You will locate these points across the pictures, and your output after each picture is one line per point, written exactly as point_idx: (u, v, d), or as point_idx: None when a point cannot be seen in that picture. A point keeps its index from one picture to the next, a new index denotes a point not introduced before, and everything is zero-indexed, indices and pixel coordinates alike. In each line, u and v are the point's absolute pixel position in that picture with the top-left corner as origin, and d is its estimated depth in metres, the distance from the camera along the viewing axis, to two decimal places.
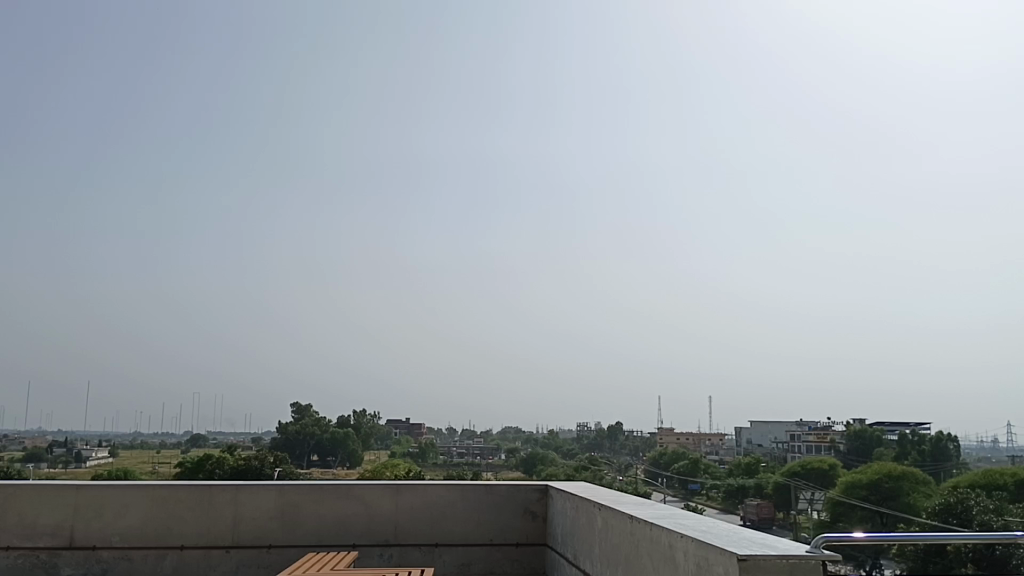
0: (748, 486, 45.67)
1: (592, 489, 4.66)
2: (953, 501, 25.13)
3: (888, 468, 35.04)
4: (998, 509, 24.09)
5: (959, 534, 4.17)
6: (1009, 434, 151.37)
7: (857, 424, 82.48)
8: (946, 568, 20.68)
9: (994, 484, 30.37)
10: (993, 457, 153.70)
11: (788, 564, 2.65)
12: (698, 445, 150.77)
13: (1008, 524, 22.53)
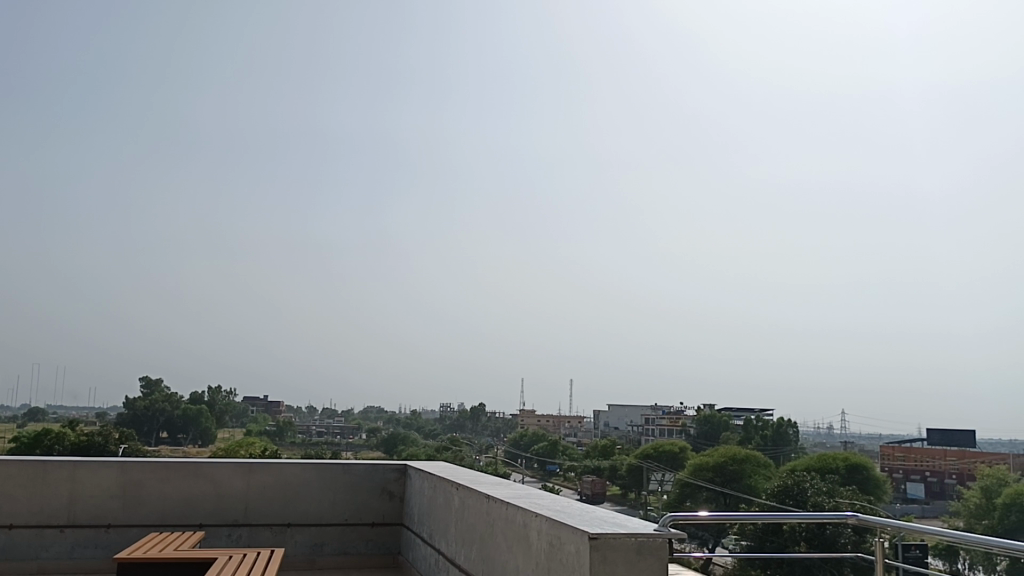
0: (603, 467, 46.87)
1: (450, 469, 4.68)
2: (791, 483, 26.67)
3: (733, 452, 36.73)
4: (830, 492, 25.75)
5: (793, 515, 4.45)
6: (842, 421, 152.64)
7: (707, 409, 85.76)
8: (781, 546, 22.01)
9: (826, 468, 32.45)
10: (828, 443, 153.82)
11: (635, 542, 2.75)
12: (558, 426, 153.12)
13: (837, 505, 24.23)
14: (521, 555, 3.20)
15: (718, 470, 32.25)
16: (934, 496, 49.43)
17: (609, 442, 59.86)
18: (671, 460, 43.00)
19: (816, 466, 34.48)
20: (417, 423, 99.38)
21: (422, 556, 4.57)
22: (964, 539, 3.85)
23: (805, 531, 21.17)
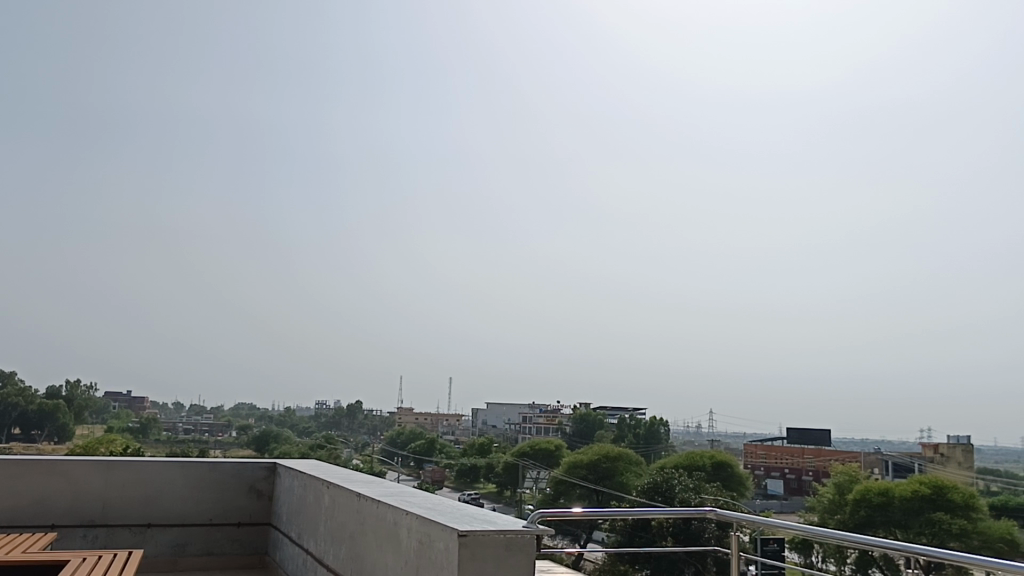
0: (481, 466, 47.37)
1: (321, 467, 4.62)
2: (660, 480, 27.69)
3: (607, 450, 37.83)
4: (696, 488, 26.92)
5: (658, 509, 4.58)
6: (710, 420, 152.59)
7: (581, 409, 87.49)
8: (650, 541, 22.87)
9: (694, 465, 33.86)
10: (696, 442, 153.59)
11: (502, 539, 2.81)
12: (435, 425, 153.52)
13: (703, 501, 25.38)
14: (389, 555, 3.19)
15: (592, 468, 33.05)
16: (792, 493, 52.32)
17: (485, 440, 60.66)
18: (547, 458, 43.98)
19: (683, 463, 35.93)
20: (291, 421, 98.23)
21: (290, 555, 4.50)
22: (814, 532, 4.08)
23: (671, 526, 22.00)
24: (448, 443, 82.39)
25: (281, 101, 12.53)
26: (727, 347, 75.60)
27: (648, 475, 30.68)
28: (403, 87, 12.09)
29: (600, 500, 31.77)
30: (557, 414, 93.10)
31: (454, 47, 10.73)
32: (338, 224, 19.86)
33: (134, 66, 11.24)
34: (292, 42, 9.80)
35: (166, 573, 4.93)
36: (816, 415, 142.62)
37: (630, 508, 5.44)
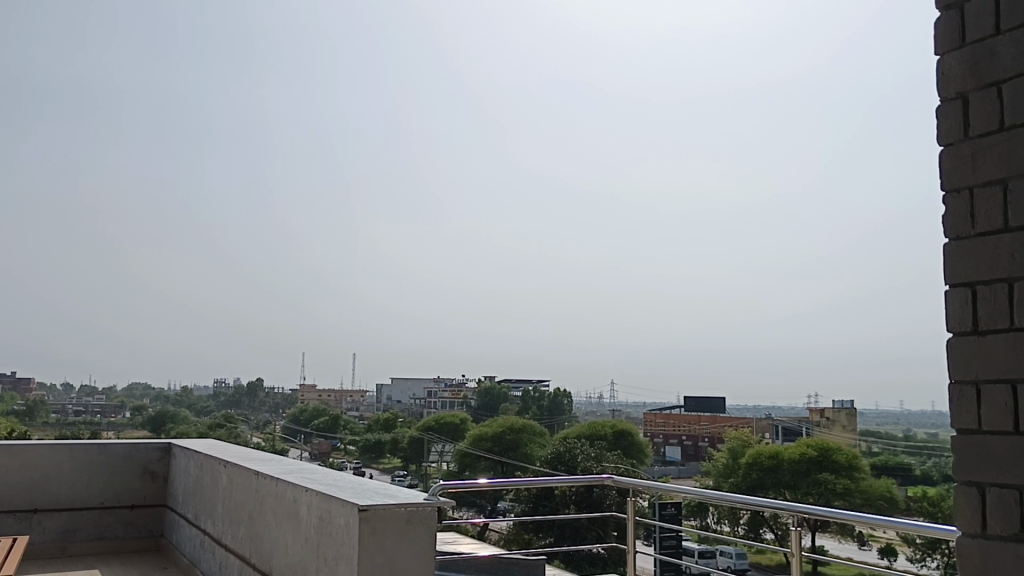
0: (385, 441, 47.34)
1: (217, 446, 4.52)
2: (563, 450, 28.36)
3: (511, 422, 38.46)
4: (598, 457, 27.65)
5: (557, 478, 4.65)
6: (612, 389, 152.76)
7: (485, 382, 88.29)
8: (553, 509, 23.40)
9: (596, 434, 34.81)
10: (598, 413, 153.66)
11: (402, 513, 2.82)
12: (338, 401, 153.13)
13: (604, 469, 26.15)
14: (289, 533, 3.16)
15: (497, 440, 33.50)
16: (688, 458, 54.27)
17: (388, 415, 60.90)
18: (452, 431, 44.37)
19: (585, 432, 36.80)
20: (189, 399, 96.33)
21: (186, 537, 4.42)
22: (705, 495, 4.24)
23: (573, 494, 22.58)
24: (351, 420, 82.43)
25: (197, 67, 12.47)
26: (627, 319, 77.39)
27: (551, 445, 31.31)
28: (329, 57, 12.24)
29: (503, 472, 32.25)
30: (461, 387, 94.16)
31: (374, 25, 10.95)
32: (267, 191, 19.96)
33: (43, 40, 11.19)
34: (208, 18, 9.90)
35: (54, 560, 4.79)
36: (711, 383, 147.45)
37: (529, 480, 5.50)
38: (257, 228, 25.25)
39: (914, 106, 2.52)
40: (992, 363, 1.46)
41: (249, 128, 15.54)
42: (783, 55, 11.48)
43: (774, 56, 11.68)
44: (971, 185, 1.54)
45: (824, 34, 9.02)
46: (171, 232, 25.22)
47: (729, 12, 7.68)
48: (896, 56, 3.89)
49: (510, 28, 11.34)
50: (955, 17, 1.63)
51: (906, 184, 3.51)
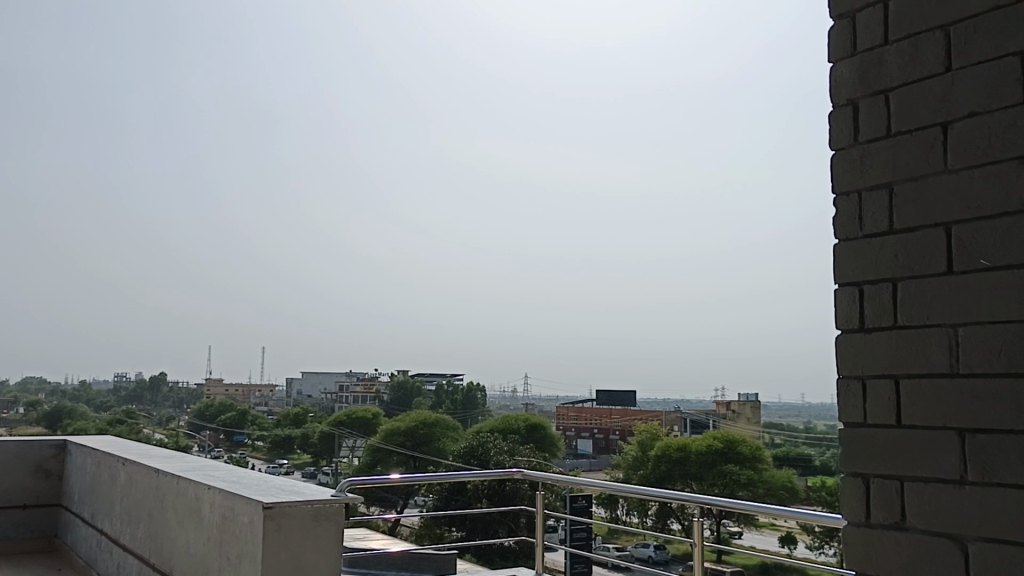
0: (294, 437, 46.62)
1: (116, 443, 4.38)
2: (475, 444, 28.49)
3: (424, 415, 38.36)
4: (510, 450, 27.88)
5: (470, 474, 4.64)
6: (525, 383, 153.63)
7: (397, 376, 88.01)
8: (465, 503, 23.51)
9: (508, 428, 35.08)
10: (511, 406, 153.96)
11: (310, 509, 2.79)
12: (247, 395, 150.78)
13: (517, 463, 26.41)
14: (191, 531, 3.08)
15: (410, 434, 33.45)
16: (598, 451, 55.11)
17: (298, 410, 60.21)
18: (364, 426, 43.98)
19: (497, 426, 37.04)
20: (89, 393, 93.09)
21: (82, 538, 4.27)
22: (614, 487, 4.29)
23: (485, 488, 22.79)
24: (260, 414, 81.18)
25: (122, 56, 12.78)
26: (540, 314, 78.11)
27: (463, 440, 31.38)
28: (266, 56, 12.48)
29: (414, 466, 32.16)
30: (374, 380, 93.51)
31: (301, 34, 11.46)
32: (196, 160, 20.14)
33: None
34: (130, 11, 10.31)
35: None
36: (622, 377, 149.75)
37: (437, 475, 5.47)
38: (186, 203, 25.25)
39: (806, 116, 2.63)
40: (875, 361, 1.53)
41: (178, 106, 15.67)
42: (685, 61, 11.85)
43: (677, 63, 12.04)
44: (858, 188, 1.61)
45: (725, 43, 9.32)
46: (101, 212, 25.34)
47: (636, 18, 7.83)
48: (792, 69, 4.02)
49: (426, 31, 11.46)
50: (847, 27, 1.70)
51: (797, 186, 3.65)
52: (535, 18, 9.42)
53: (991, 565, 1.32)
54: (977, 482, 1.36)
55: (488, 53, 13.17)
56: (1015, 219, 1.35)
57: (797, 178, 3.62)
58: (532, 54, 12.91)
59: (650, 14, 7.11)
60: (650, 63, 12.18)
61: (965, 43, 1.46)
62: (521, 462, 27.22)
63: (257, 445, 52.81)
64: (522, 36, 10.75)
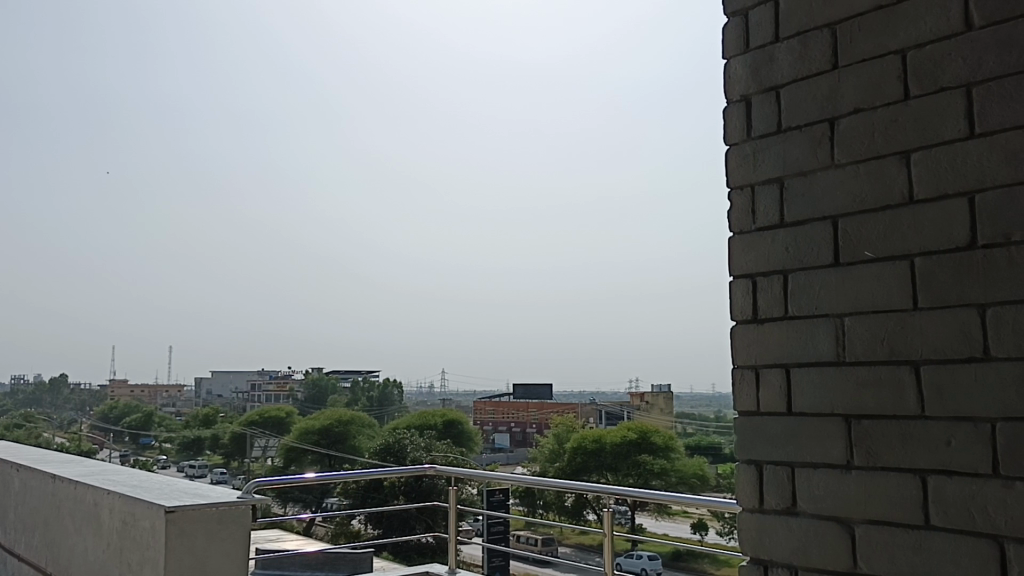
0: (204, 437, 45.41)
1: (9, 449, 4.18)
2: (391, 441, 28.32)
3: (338, 413, 37.92)
4: (426, 446, 27.88)
5: (382, 470, 4.61)
6: (441, 379, 153.40)
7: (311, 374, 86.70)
8: (382, 501, 23.25)
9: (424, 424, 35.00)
10: (427, 402, 153.68)
11: (214, 514, 2.74)
12: (154, 396, 146.26)
13: (433, 459, 26.45)
14: (89, 539, 2.97)
15: (324, 432, 33.10)
16: (517, 444, 55.52)
17: (211, 409, 59.00)
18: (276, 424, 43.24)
19: (412, 422, 36.87)
20: None
21: None
22: (529, 480, 4.31)
23: (402, 485, 22.66)
24: (169, 413, 78.92)
25: (30, 44, 12.24)
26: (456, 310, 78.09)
27: (379, 436, 31.14)
28: (182, 46, 12.18)
29: (330, 464, 31.75)
30: (287, 378, 91.75)
31: (222, 31, 11.24)
32: (107, 150, 19.59)
33: None
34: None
35: None
36: (539, 371, 150.90)
37: (350, 473, 5.39)
38: (92, 193, 24.32)
39: (698, 123, 2.72)
40: (764, 351, 1.58)
41: (90, 99, 15.18)
42: (596, 57, 12.16)
43: (590, 58, 12.42)
44: (753, 182, 1.64)
45: (636, 42, 9.61)
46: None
47: (552, 17, 7.99)
48: (695, 74, 4.15)
49: (342, 28, 11.43)
50: (739, 26, 1.73)
51: (700, 191, 3.75)
52: (451, 15, 9.52)
53: (875, 547, 1.37)
54: (861, 467, 1.41)
55: (398, 47, 13.16)
56: (900, 212, 1.39)
57: (697, 184, 3.72)
58: (446, 48, 12.98)
59: (563, 12, 7.23)
60: (562, 57, 12.43)
61: (848, 44, 1.51)
62: (437, 458, 27.18)
63: (166, 446, 51.27)
64: (438, 31, 10.82)
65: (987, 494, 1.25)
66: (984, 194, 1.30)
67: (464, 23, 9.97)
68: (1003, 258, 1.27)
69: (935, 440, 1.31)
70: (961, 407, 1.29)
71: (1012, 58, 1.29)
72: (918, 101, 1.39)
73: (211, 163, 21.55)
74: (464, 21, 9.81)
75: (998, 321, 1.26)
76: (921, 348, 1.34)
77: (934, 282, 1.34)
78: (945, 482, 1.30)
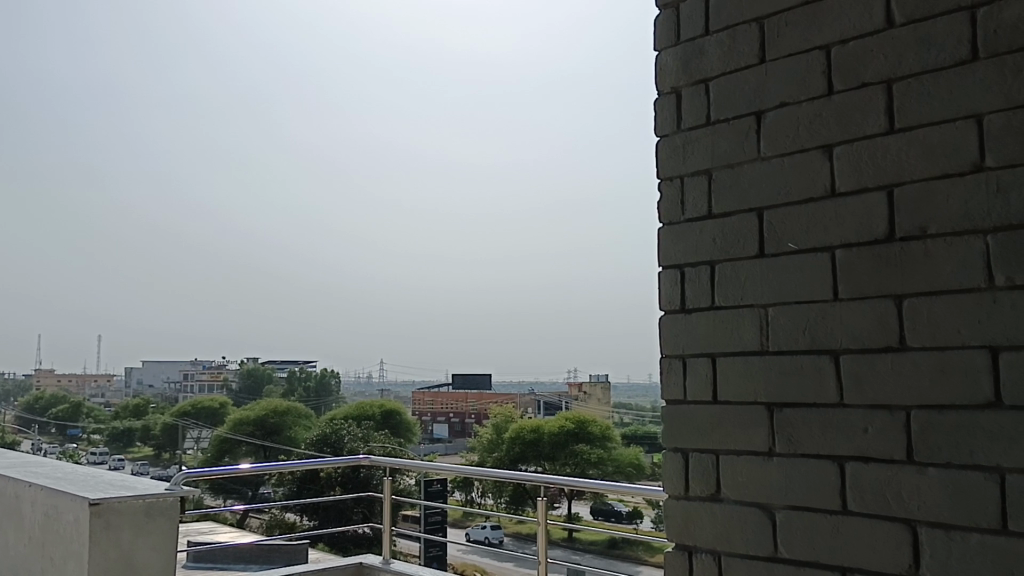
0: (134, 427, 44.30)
1: None
2: (328, 432, 28.04)
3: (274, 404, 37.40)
4: (364, 437, 27.69)
5: (320, 461, 4.56)
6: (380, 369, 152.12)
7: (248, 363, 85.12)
8: (317, 492, 22.97)
9: (362, 415, 34.71)
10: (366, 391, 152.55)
11: (140, 505, 2.67)
12: None
13: (370, 450, 26.29)
14: (10, 534, 2.88)
15: (259, 424, 32.58)
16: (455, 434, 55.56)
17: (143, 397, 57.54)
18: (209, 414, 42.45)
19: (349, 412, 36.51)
20: None
21: None
22: (465, 469, 4.31)
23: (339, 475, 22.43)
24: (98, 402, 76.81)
25: None
26: (396, 301, 77.42)
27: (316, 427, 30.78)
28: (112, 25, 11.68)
29: (265, 455, 31.32)
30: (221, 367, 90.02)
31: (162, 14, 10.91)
32: (22, 99, 18.85)
33: None
34: None
35: None
36: (479, 361, 150.78)
37: (283, 464, 5.31)
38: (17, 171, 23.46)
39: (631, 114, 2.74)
40: (692, 341, 1.60)
41: None
42: (543, 50, 12.15)
43: (538, 53, 12.39)
44: (683, 173, 1.66)
45: (583, 38, 9.63)
46: None
47: (502, 11, 7.97)
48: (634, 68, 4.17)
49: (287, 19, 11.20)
50: (671, 17, 1.74)
51: (634, 182, 3.77)
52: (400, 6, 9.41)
53: (795, 532, 1.41)
54: (781, 453, 1.44)
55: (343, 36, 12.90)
56: (826, 203, 1.42)
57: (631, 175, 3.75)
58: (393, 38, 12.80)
59: (503, 6, 7.28)
60: (509, 49, 12.37)
61: (776, 38, 1.53)
62: (374, 450, 26.99)
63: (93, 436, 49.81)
64: (387, 20, 10.65)
65: (901, 480, 1.28)
66: (903, 187, 1.34)
67: (406, 15, 10.04)
68: (924, 249, 1.30)
69: (854, 428, 1.35)
70: (881, 396, 1.32)
71: (930, 55, 1.32)
72: (843, 98, 1.42)
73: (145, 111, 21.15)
74: (411, 12, 9.71)
75: (912, 313, 1.30)
76: (839, 339, 1.38)
77: (852, 274, 1.38)
78: (863, 470, 1.33)
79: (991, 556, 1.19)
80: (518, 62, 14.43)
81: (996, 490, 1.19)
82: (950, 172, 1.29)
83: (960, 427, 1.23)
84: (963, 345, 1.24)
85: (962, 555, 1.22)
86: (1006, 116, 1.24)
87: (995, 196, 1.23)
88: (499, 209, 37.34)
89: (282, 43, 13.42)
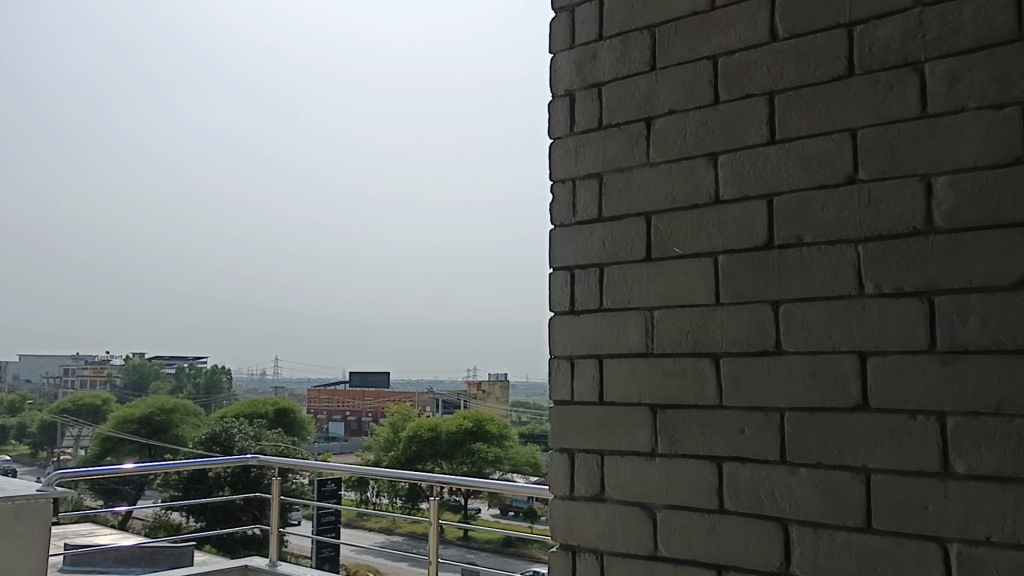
0: None
1: None
2: (221, 431, 27.23)
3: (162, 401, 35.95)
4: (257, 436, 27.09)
5: (208, 460, 4.43)
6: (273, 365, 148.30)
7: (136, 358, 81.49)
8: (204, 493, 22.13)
9: (254, 413, 33.92)
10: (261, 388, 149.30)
11: (10, 507, 2.54)
12: None
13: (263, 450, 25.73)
14: None
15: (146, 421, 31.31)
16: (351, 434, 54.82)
17: None
18: None
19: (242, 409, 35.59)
20: None
21: None
22: (360, 470, 4.26)
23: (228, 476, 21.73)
24: None
25: None
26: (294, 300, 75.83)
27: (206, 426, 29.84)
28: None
29: (150, 455, 30.33)
30: None
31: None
32: None
33: None
34: None
35: None
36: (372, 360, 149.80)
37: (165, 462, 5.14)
38: None
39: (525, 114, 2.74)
40: (583, 341, 1.61)
41: None
42: (450, 49, 12.19)
43: (447, 51, 12.41)
44: (573, 176, 1.67)
45: (486, 38, 9.70)
46: None
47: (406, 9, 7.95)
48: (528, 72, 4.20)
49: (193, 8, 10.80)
50: (567, 21, 1.75)
51: (526, 183, 3.80)
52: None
53: (674, 530, 1.43)
54: (663, 454, 1.46)
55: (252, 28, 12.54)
56: (711, 209, 1.45)
57: (523, 176, 3.77)
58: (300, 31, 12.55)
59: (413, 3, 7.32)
60: (418, 47, 12.37)
61: (667, 44, 1.56)
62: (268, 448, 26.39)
63: None
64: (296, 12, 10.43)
65: (775, 478, 1.33)
66: (779, 197, 1.38)
67: (325, 15, 10.09)
68: (809, 255, 1.34)
69: (731, 429, 1.39)
70: (757, 397, 1.36)
71: (813, 69, 1.37)
72: (727, 106, 1.46)
73: (41, 94, 20.17)
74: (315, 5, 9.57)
75: (791, 316, 1.34)
76: (719, 342, 1.42)
77: (734, 280, 1.41)
78: (738, 469, 1.37)
79: (859, 553, 1.23)
80: (425, 60, 14.45)
81: (860, 490, 1.24)
82: (842, 180, 1.32)
83: (830, 429, 1.28)
84: (839, 351, 1.29)
85: (830, 552, 1.26)
86: (879, 129, 1.29)
87: (866, 208, 1.29)
88: (407, 210, 37.80)
89: (191, 30, 13.10)
